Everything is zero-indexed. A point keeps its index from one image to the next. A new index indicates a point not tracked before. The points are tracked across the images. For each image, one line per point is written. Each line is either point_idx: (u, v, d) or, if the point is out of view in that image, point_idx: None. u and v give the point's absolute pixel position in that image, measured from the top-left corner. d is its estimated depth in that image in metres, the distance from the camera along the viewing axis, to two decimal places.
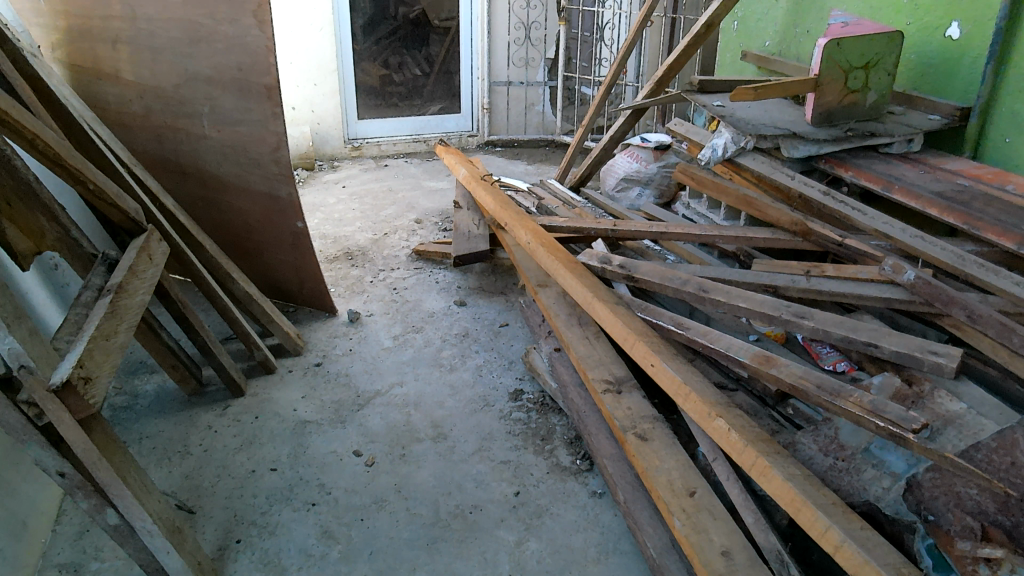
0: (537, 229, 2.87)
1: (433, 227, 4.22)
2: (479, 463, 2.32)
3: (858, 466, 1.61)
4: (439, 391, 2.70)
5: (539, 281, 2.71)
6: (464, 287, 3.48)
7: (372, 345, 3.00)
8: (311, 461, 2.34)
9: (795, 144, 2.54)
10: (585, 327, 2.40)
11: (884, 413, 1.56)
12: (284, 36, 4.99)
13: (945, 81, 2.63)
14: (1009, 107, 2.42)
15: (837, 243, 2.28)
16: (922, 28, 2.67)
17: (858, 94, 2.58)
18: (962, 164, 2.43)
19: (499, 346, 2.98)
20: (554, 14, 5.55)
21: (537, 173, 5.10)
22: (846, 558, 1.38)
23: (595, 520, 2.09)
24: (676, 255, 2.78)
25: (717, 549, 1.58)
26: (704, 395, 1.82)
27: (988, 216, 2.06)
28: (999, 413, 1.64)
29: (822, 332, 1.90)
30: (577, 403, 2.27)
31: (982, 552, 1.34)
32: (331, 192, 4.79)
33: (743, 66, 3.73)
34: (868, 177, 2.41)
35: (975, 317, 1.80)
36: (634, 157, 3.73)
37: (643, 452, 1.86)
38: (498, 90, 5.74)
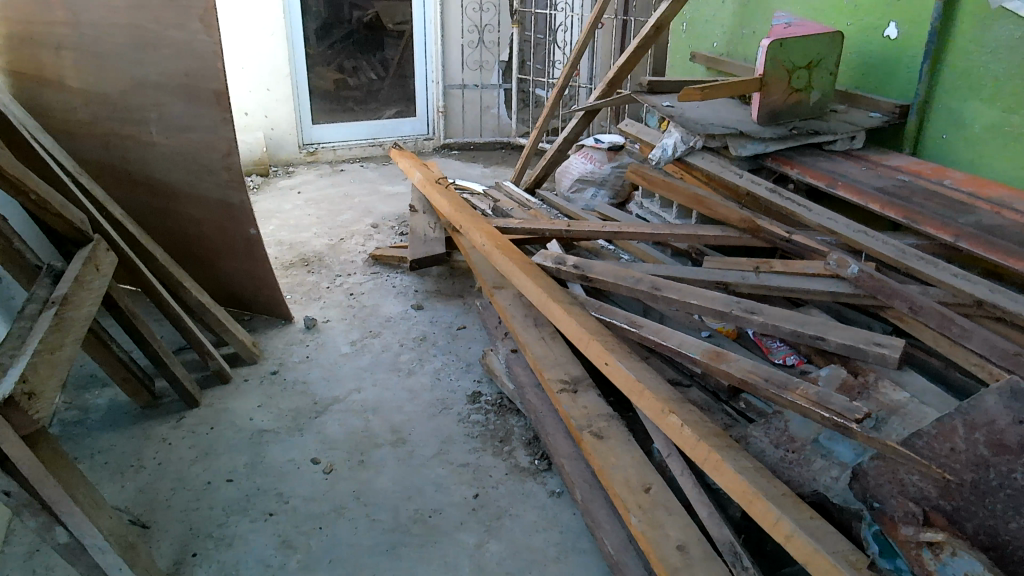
0: (492, 232, 2.88)
1: (390, 231, 4.20)
2: (438, 467, 2.31)
3: (808, 457, 1.64)
4: (397, 396, 2.68)
5: (495, 283, 2.72)
6: (421, 291, 3.47)
7: (329, 351, 2.97)
8: (269, 470, 2.31)
9: (743, 143, 2.58)
10: (541, 328, 2.42)
11: (829, 405, 1.60)
12: (235, 41, 4.91)
13: (886, 80, 2.70)
14: (945, 105, 2.50)
15: (785, 240, 2.31)
16: (863, 29, 2.74)
17: (801, 93, 2.64)
18: (902, 160, 2.50)
19: (457, 350, 2.97)
20: (507, 17, 5.57)
21: (494, 175, 5.11)
22: (797, 548, 1.41)
23: (554, 519, 2.10)
24: (630, 253, 2.80)
25: (672, 543, 1.60)
26: (657, 392, 1.85)
27: (927, 210, 2.11)
28: (940, 401, 1.68)
29: (771, 327, 1.94)
30: (535, 405, 2.28)
31: (924, 536, 1.30)
32: (286, 199, 4.72)
33: (693, 68, 3.77)
34: (813, 174, 2.44)
35: (916, 308, 1.84)
36: (588, 157, 3.75)
37: (599, 450, 1.87)
38: (453, 93, 5.72)
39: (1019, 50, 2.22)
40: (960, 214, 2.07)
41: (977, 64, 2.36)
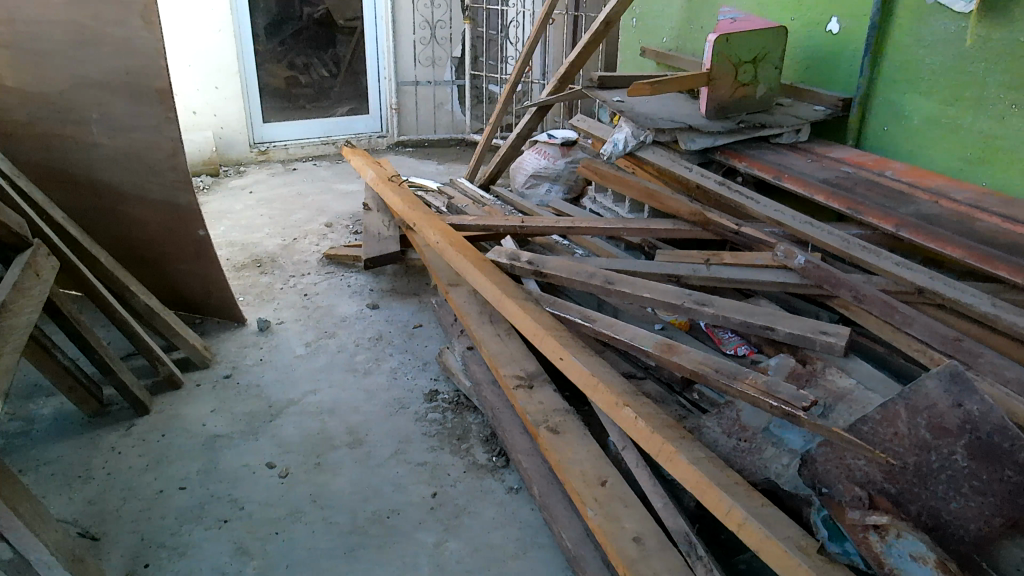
0: (446, 229, 2.87)
1: (344, 230, 4.15)
2: (396, 467, 2.30)
3: (759, 445, 1.67)
4: (353, 396, 2.65)
5: (450, 281, 2.71)
6: (377, 290, 3.44)
7: (283, 353, 2.93)
8: (223, 476, 2.26)
9: (692, 137, 2.61)
10: (496, 325, 2.42)
11: (777, 393, 1.61)
12: (180, 37, 4.79)
13: (829, 74, 2.76)
14: (885, 98, 2.56)
15: (734, 232, 2.34)
16: (806, 24, 2.80)
17: (748, 87, 2.67)
18: (846, 152, 2.55)
19: (414, 348, 2.95)
20: (459, 13, 5.55)
21: (448, 172, 5.09)
22: (750, 535, 1.43)
23: (513, 515, 2.10)
24: (584, 248, 2.82)
25: (629, 535, 1.62)
26: (611, 385, 1.86)
27: (869, 200, 2.15)
28: (884, 386, 1.72)
29: (722, 318, 1.97)
30: (491, 401, 2.28)
31: (870, 520, 1.35)
32: (238, 199, 4.63)
33: (643, 63, 3.81)
34: (760, 166, 2.48)
35: (861, 296, 1.88)
36: (542, 153, 3.75)
37: (555, 444, 1.88)
38: (406, 90, 5.67)
39: (954, 44, 2.29)
40: (901, 204, 2.13)
41: (914, 58, 2.43)
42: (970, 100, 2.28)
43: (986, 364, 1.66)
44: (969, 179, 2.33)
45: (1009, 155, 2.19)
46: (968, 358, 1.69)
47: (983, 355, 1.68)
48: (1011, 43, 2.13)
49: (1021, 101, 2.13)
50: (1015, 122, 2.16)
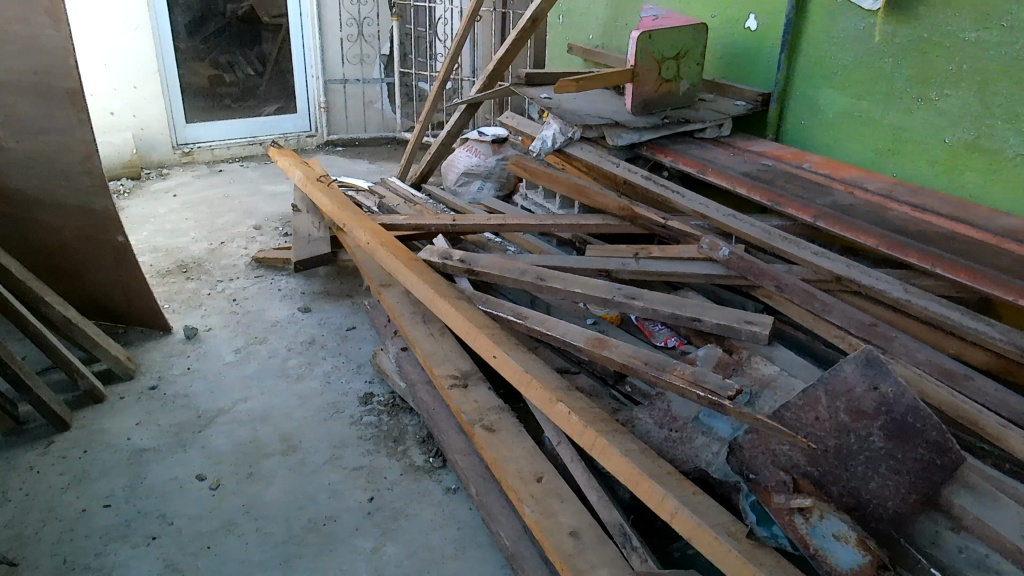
0: (377, 229, 2.83)
1: (273, 232, 4.06)
2: (331, 473, 2.26)
3: (689, 435, 1.70)
4: (286, 402, 2.59)
5: (383, 282, 2.69)
6: (308, 293, 3.37)
7: (212, 360, 2.84)
8: (150, 491, 2.18)
9: (618, 133, 2.64)
10: (430, 325, 2.41)
11: (704, 384, 1.64)
12: (95, 35, 4.58)
13: (749, 69, 2.83)
14: (802, 93, 2.64)
15: (661, 226, 2.37)
16: (726, 21, 2.86)
17: (671, 84, 2.71)
18: (766, 146, 2.63)
19: (347, 351, 2.90)
20: (386, 10, 5.49)
21: (380, 171, 5.03)
22: (682, 524, 1.46)
23: (451, 515, 2.09)
24: (516, 245, 2.82)
25: (565, 530, 1.63)
26: (545, 381, 1.87)
27: (788, 192, 2.22)
28: (806, 371, 1.78)
29: (651, 311, 1.99)
30: (427, 402, 2.26)
31: (795, 503, 1.39)
32: (161, 202, 4.47)
33: (571, 60, 3.83)
34: (685, 161, 2.52)
35: (783, 286, 1.94)
36: (473, 151, 3.74)
37: (491, 443, 1.88)
38: (335, 88, 5.59)
39: (864, 40, 2.37)
40: (818, 195, 2.20)
41: (827, 54, 2.51)
42: (880, 94, 2.37)
43: (899, 347, 1.74)
44: (881, 170, 2.42)
45: (917, 146, 2.29)
46: (884, 342, 1.75)
47: (897, 339, 1.75)
48: (915, 40, 2.22)
49: (926, 94, 2.23)
50: (921, 115, 2.26)
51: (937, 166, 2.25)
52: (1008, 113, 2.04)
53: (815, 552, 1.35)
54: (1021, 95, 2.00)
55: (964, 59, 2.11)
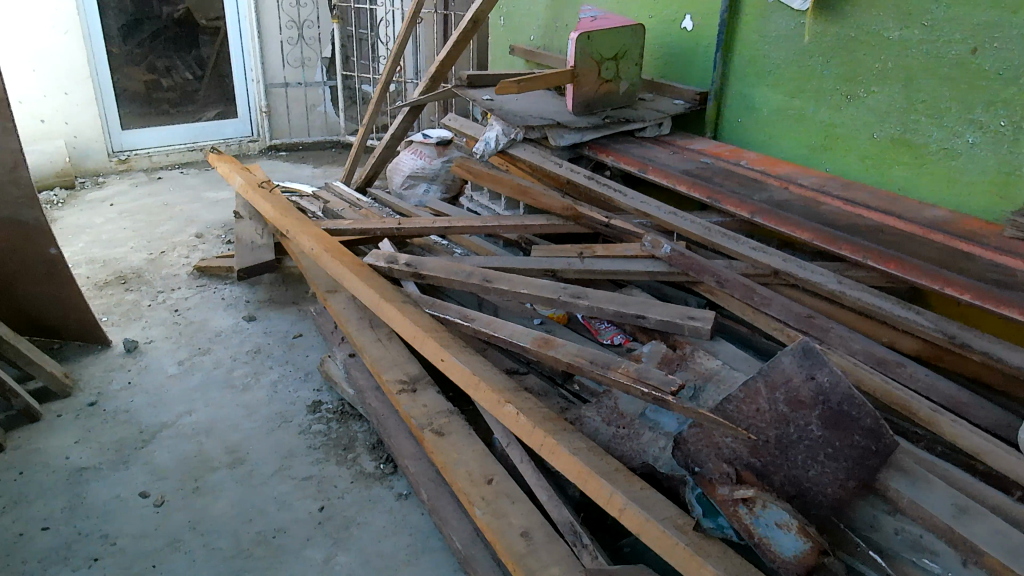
0: (320, 235, 2.80)
1: (216, 240, 3.97)
2: (280, 484, 2.22)
3: (636, 431, 1.73)
4: (232, 414, 2.54)
5: (328, 288, 2.66)
6: (252, 301, 3.30)
7: (154, 373, 2.76)
8: (91, 511, 2.11)
9: (561, 133, 2.67)
10: (377, 330, 2.39)
11: (647, 380, 1.66)
12: (21, 39, 4.40)
13: (686, 69, 2.88)
14: (737, 91, 2.70)
15: (604, 225, 2.39)
16: (663, 22, 2.91)
17: (611, 84, 2.74)
18: (705, 144, 2.68)
19: (294, 359, 2.86)
20: (326, 12, 5.43)
21: (324, 175, 4.96)
22: (631, 519, 1.47)
23: (403, 522, 2.07)
24: (462, 247, 2.81)
25: (516, 531, 1.63)
26: (493, 383, 1.87)
27: (726, 188, 2.26)
28: (747, 364, 1.81)
29: (597, 309, 2.01)
30: (376, 408, 2.24)
31: (739, 494, 1.41)
32: (97, 212, 4.33)
33: (513, 61, 3.84)
34: (626, 160, 2.55)
35: (723, 281, 1.97)
36: (418, 153, 3.72)
37: (441, 447, 1.87)
38: (275, 92, 5.48)
39: (794, 39, 2.44)
40: (755, 191, 2.25)
41: (761, 53, 2.57)
42: (811, 92, 2.43)
43: (835, 337, 1.79)
44: (815, 165, 2.49)
45: (848, 142, 2.36)
46: (821, 333, 1.80)
47: (833, 330, 1.80)
48: (843, 39, 2.29)
49: (854, 92, 2.30)
50: (850, 111, 2.33)
51: (867, 161, 2.32)
52: (931, 109, 2.12)
53: (759, 541, 1.37)
54: (943, 92, 2.08)
55: (889, 57, 2.19)
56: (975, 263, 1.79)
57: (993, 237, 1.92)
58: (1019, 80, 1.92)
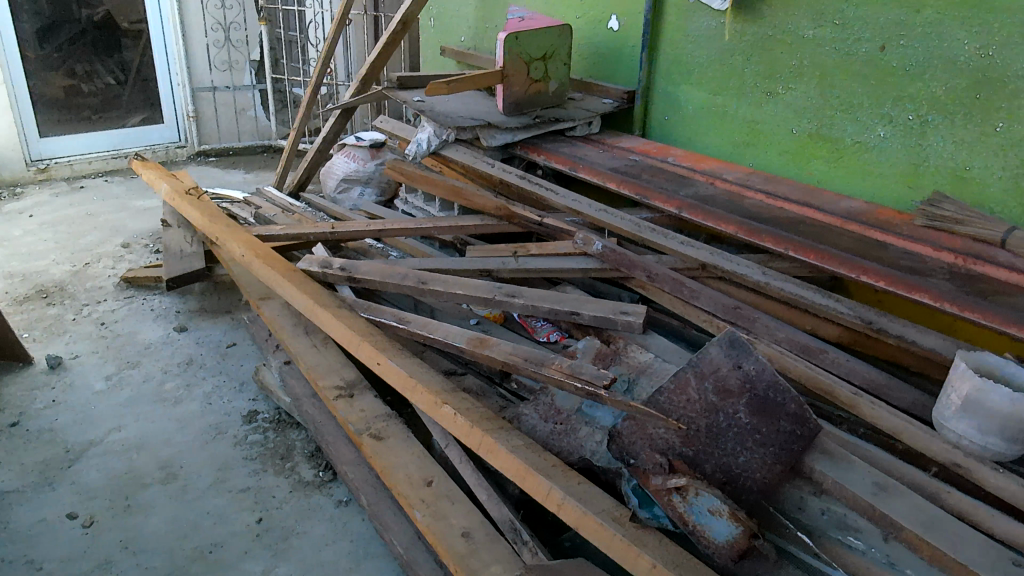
0: (251, 241, 2.75)
1: (144, 250, 3.85)
2: (216, 497, 2.16)
3: (573, 426, 1.75)
4: (164, 428, 2.46)
5: (260, 295, 2.61)
6: (183, 311, 3.21)
7: (79, 390, 2.66)
8: (14, 536, 2.02)
9: (492, 134, 2.68)
10: (312, 336, 2.36)
11: (580, 375, 1.68)
12: None
13: (613, 68, 2.93)
14: (663, 90, 2.75)
15: (538, 224, 2.42)
16: (590, 22, 2.95)
17: (541, 83, 2.77)
18: (633, 142, 2.72)
19: (228, 369, 2.79)
20: (253, 14, 5.33)
21: (256, 180, 4.86)
22: (569, 514, 1.49)
23: (343, 529, 2.05)
24: (398, 250, 2.80)
25: (457, 531, 1.63)
26: (429, 384, 1.86)
27: (655, 185, 2.31)
28: (679, 356, 1.85)
29: (532, 307, 2.03)
30: (313, 415, 2.20)
31: (671, 483, 1.43)
32: (15, 224, 4.14)
33: (444, 62, 3.83)
34: (557, 159, 2.57)
35: (653, 275, 2.01)
36: (350, 156, 3.66)
37: (379, 451, 1.85)
38: (202, 96, 5.34)
39: (715, 38, 2.50)
40: (681, 187, 2.30)
41: (684, 53, 2.63)
42: (733, 89, 2.50)
43: (762, 327, 1.84)
44: (739, 161, 2.56)
45: (769, 137, 2.43)
46: (747, 324, 1.86)
47: (759, 320, 1.86)
48: (761, 38, 2.36)
49: (774, 89, 2.37)
50: (770, 108, 2.40)
51: (788, 155, 2.40)
52: (845, 104, 2.20)
53: (693, 529, 1.40)
54: (855, 88, 2.17)
55: (805, 55, 2.27)
56: (888, 251, 1.87)
57: (905, 226, 2.01)
58: (924, 76, 2.02)
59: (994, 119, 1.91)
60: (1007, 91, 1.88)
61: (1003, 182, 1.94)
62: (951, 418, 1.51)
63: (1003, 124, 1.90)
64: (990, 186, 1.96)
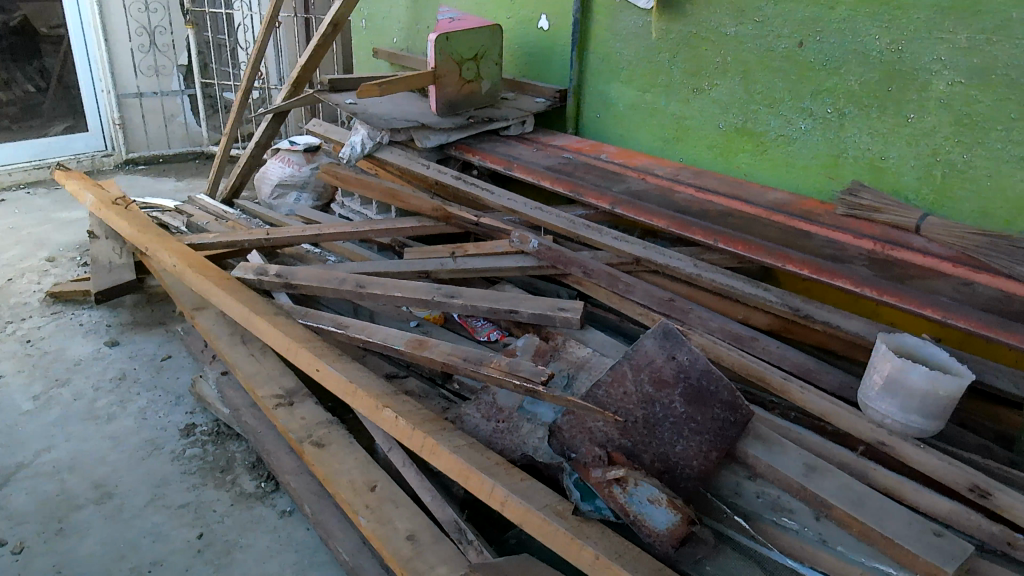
0: (182, 250, 2.69)
1: (70, 263, 3.71)
2: (154, 515, 2.10)
3: (515, 424, 1.75)
4: (96, 446, 2.38)
5: (194, 305, 2.55)
6: (115, 325, 3.11)
7: (5, 411, 2.55)
8: None
9: (426, 135, 2.67)
10: (249, 345, 2.32)
11: (518, 372, 1.69)
12: None
13: (545, 67, 2.95)
14: (594, 88, 2.79)
15: (474, 224, 2.42)
16: (521, 21, 2.97)
17: (473, 84, 2.77)
18: (566, 140, 2.75)
19: (163, 382, 2.71)
20: (179, 17, 5.19)
21: (189, 188, 4.74)
22: (512, 510, 1.50)
23: (288, 539, 2.02)
24: (336, 254, 2.77)
25: (401, 535, 1.62)
26: (370, 389, 1.85)
27: (589, 182, 2.34)
28: (617, 350, 1.88)
29: (471, 307, 2.03)
30: (252, 425, 2.17)
31: (611, 475, 1.47)
32: None
33: (377, 64, 3.81)
34: (492, 158, 2.58)
35: (589, 271, 2.04)
36: (284, 161, 3.60)
37: (321, 458, 1.83)
38: (129, 103, 5.20)
39: (643, 37, 2.55)
40: (614, 183, 2.34)
41: (613, 51, 2.67)
42: (661, 86, 2.55)
43: (695, 318, 1.88)
44: (669, 156, 2.61)
45: (697, 132, 2.49)
46: (681, 315, 1.90)
47: (693, 311, 1.90)
48: (686, 36, 2.42)
49: (700, 85, 2.43)
50: (697, 104, 2.46)
51: (715, 150, 2.46)
52: (767, 99, 2.27)
53: (635, 519, 1.43)
54: (776, 83, 2.24)
55: (728, 52, 2.33)
56: (812, 240, 1.93)
57: (827, 215, 2.08)
58: (840, 71, 2.09)
59: (905, 111, 2.00)
60: (915, 84, 1.96)
61: (916, 171, 2.03)
62: (874, 399, 1.57)
63: (913, 115, 1.99)
64: (904, 175, 2.05)
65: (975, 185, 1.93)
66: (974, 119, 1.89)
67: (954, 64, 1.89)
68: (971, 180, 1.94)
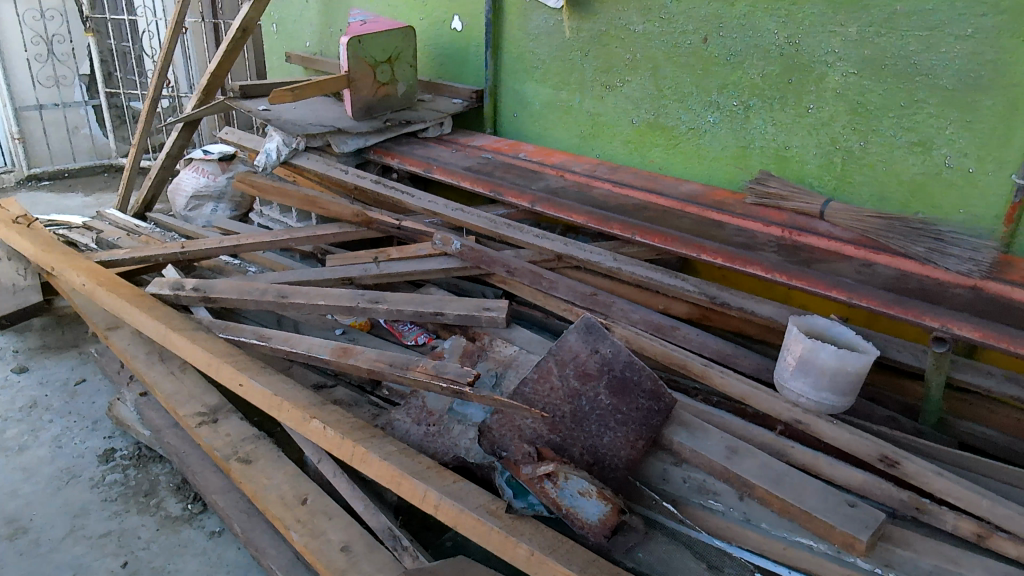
0: (91, 268, 2.58)
1: None
2: (74, 546, 2.01)
3: (446, 426, 1.76)
4: (7, 479, 2.26)
5: (108, 325, 2.45)
6: (22, 350, 2.95)
7: None
8: None
9: (343, 139, 2.63)
10: (168, 363, 2.24)
11: (444, 373, 1.69)
12: None
13: (461, 68, 2.95)
14: (510, 88, 2.80)
15: (396, 227, 2.41)
16: (434, 23, 2.96)
17: (388, 86, 2.75)
18: (485, 140, 2.76)
19: (78, 408, 2.59)
20: (79, 25, 4.95)
21: (98, 203, 4.55)
22: (445, 513, 1.49)
23: (217, 561, 1.96)
24: (257, 265, 2.71)
25: (335, 546, 1.60)
26: (296, 400, 1.82)
27: (508, 181, 2.35)
28: (543, 346, 1.90)
29: (396, 312, 2.01)
30: (175, 446, 2.09)
31: (542, 470, 1.47)
32: None
33: (290, 69, 3.73)
34: (411, 161, 2.57)
35: (512, 270, 2.05)
36: (198, 170, 3.49)
37: (248, 475, 1.79)
38: (28, 116, 4.95)
39: (555, 36, 2.58)
40: (533, 181, 2.35)
41: (526, 51, 2.69)
42: (575, 84, 2.58)
43: (617, 312, 1.92)
44: (586, 153, 2.65)
45: (611, 128, 2.54)
46: (605, 309, 1.93)
47: (615, 304, 1.94)
48: (596, 34, 2.46)
49: (612, 82, 2.48)
50: (611, 101, 2.50)
51: (630, 145, 2.51)
52: (676, 94, 2.33)
53: (567, 512, 1.43)
54: (684, 78, 2.30)
55: (637, 49, 2.38)
56: (724, 229, 2.00)
57: (738, 205, 2.15)
58: (743, 65, 2.16)
59: (805, 103, 2.09)
60: (813, 76, 2.05)
61: (819, 159, 2.11)
62: (788, 379, 1.63)
63: (813, 106, 2.08)
64: (808, 163, 2.14)
65: (872, 170, 2.03)
66: (867, 108, 1.98)
67: (847, 56, 1.98)
68: (868, 166, 2.03)
